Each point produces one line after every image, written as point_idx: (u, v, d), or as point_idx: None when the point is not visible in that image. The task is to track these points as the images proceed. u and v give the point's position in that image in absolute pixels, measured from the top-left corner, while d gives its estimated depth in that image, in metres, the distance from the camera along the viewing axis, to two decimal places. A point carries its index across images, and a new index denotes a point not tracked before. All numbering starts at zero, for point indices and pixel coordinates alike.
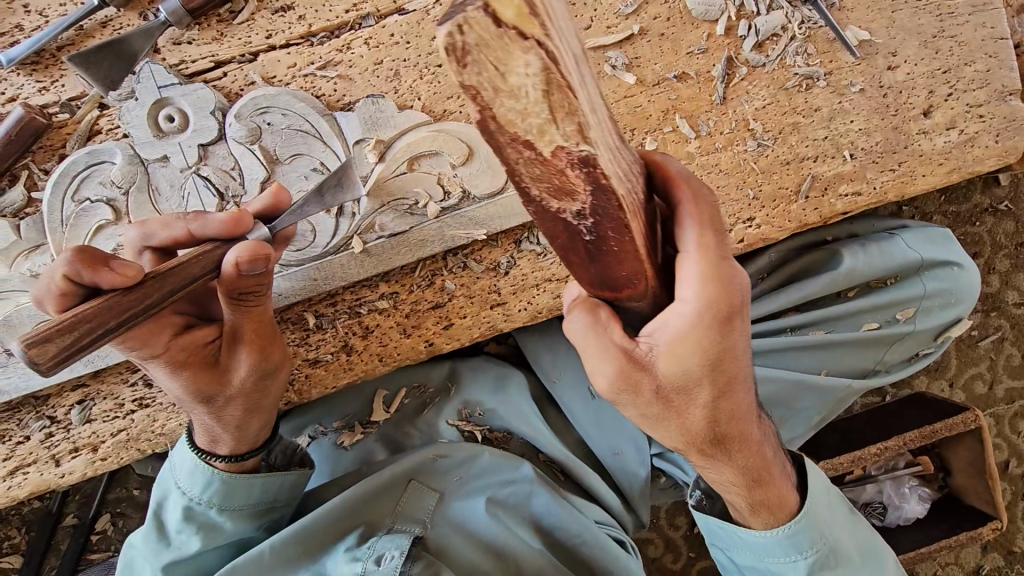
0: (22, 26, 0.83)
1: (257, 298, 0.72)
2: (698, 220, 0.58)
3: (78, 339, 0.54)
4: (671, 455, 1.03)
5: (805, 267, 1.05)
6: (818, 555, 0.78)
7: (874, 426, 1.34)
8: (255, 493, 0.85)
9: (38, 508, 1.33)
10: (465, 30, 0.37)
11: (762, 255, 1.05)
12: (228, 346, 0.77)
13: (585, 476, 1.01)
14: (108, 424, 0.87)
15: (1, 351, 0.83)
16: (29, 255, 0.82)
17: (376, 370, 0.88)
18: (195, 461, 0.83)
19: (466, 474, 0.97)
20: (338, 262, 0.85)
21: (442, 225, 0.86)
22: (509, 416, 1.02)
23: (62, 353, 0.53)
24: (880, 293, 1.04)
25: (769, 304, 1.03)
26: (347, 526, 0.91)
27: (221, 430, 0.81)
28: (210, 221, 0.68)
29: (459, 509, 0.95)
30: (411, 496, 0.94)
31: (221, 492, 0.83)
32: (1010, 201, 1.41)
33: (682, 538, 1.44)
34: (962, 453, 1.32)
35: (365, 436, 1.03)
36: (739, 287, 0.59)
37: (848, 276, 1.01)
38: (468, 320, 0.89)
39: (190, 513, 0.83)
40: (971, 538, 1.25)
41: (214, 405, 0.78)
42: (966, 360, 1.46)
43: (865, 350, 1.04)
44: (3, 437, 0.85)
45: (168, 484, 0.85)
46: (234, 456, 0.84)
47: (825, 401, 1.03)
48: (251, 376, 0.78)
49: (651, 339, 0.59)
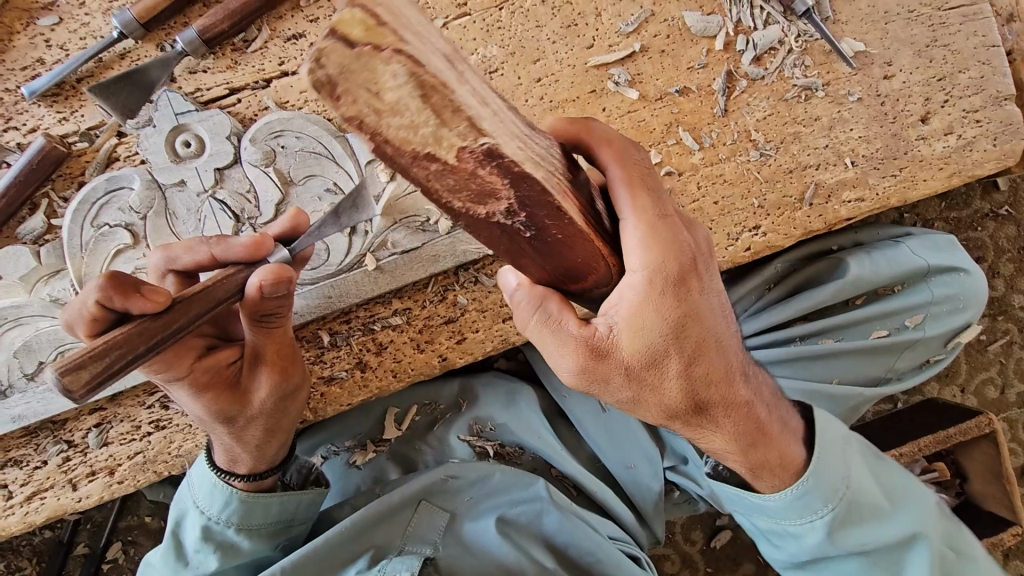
0: (44, 60, 0.86)
1: (280, 321, 0.73)
2: (628, 189, 0.59)
3: (110, 364, 0.56)
4: (684, 468, 1.04)
5: (811, 275, 1.06)
6: (836, 511, 0.77)
7: (888, 433, 1.33)
8: (274, 511, 0.85)
9: (48, 537, 1.32)
10: (323, 63, 0.40)
11: (768, 263, 1.07)
12: (249, 366, 0.78)
13: (598, 491, 1.01)
14: (125, 447, 0.87)
15: (19, 376, 0.83)
16: (49, 280, 0.83)
17: (391, 386, 0.88)
18: (214, 480, 0.82)
19: (477, 493, 0.96)
20: (352, 279, 0.86)
21: (453, 241, 0.87)
22: (520, 431, 1.02)
23: (95, 378, 0.55)
24: (888, 300, 1.04)
25: (778, 313, 1.04)
26: (359, 549, 0.91)
27: (241, 451, 0.82)
28: (232, 245, 0.70)
29: (470, 530, 0.95)
30: (422, 518, 0.94)
31: (240, 511, 0.83)
32: (1011, 206, 1.43)
33: (698, 553, 1.42)
34: (978, 458, 1.31)
35: (377, 454, 1.03)
36: (682, 245, 0.60)
37: (855, 284, 1.02)
38: (481, 333, 0.89)
39: (208, 532, 0.83)
40: (993, 545, 1.23)
41: (236, 425, 0.79)
42: (976, 365, 1.46)
43: (876, 357, 1.04)
44: (20, 462, 0.86)
45: (185, 502, 0.85)
46: (254, 475, 0.84)
47: (837, 409, 1.04)
48: (274, 399, 0.79)
49: (607, 318, 0.60)
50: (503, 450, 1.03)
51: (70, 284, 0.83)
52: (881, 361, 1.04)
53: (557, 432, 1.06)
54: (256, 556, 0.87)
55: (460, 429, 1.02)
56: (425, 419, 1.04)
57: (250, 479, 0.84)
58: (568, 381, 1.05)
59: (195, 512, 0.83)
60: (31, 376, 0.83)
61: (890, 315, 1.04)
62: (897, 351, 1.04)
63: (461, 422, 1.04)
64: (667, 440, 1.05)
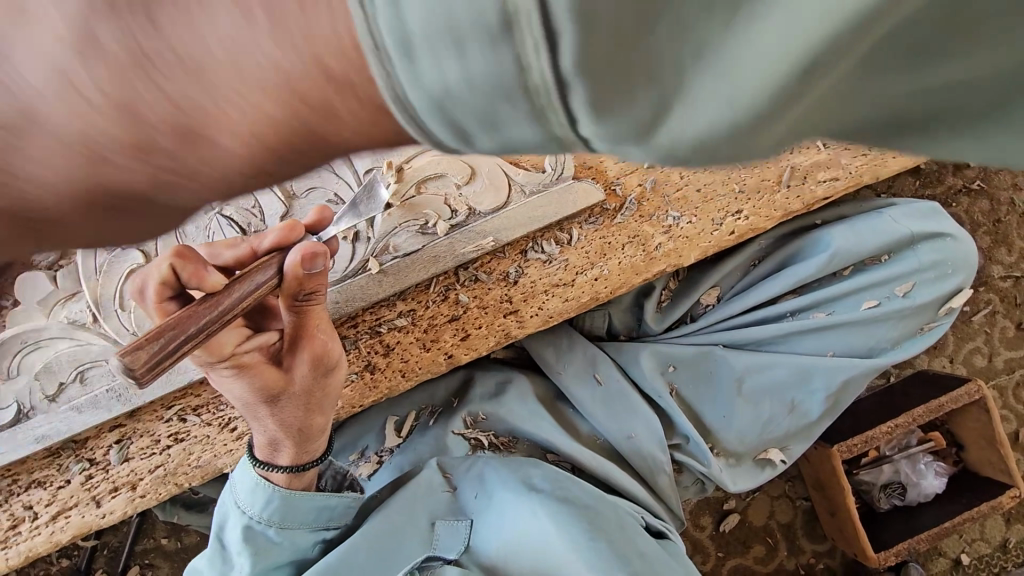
0: None
1: (317, 304, 0.75)
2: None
3: (166, 346, 0.54)
4: (689, 446, 1.09)
5: (794, 252, 1.12)
6: None
7: (883, 406, 1.37)
8: (311, 507, 0.89)
9: (66, 567, 1.32)
10: None
11: (754, 243, 1.13)
12: (289, 348, 0.81)
13: (602, 471, 1.05)
14: (146, 461, 0.89)
15: (40, 399, 0.85)
16: (66, 303, 0.86)
17: (400, 385, 0.92)
18: (255, 477, 0.85)
19: (483, 488, 1.02)
20: (357, 283, 0.90)
21: (452, 241, 0.91)
22: (511, 420, 1.07)
23: (152, 359, 0.52)
24: (874, 270, 1.09)
25: (770, 290, 1.09)
26: (385, 555, 0.94)
27: (283, 437, 0.85)
28: (265, 237, 0.74)
29: (485, 530, 0.98)
30: (444, 533, 0.98)
31: (280, 509, 0.87)
32: (982, 181, 1.49)
33: (709, 539, 1.45)
34: (970, 424, 1.36)
35: (382, 462, 1.10)
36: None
37: (840, 256, 1.07)
38: (483, 329, 0.93)
39: (250, 530, 0.86)
40: (992, 508, 1.27)
41: (276, 406, 0.81)
42: (963, 335, 1.51)
43: (869, 328, 1.09)
44: (44, 483, 0.88)
45: (228, 506, 0.89)
46: (294, 466, 0.87)
47: (838, 380, 1.07)
48: (313, 379, 0.81)
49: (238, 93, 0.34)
50: (500, 441, 1.09)
51: (87, 306, 0.86)
52: (874, 331, 1.09)
53: (556, 418, 1.09)
54: (293, 551, 0.91)
55: (456, 423, 1.08)
56: (425, 420, 1.11)
57: (290, 471, 0.87)
58: (564, 360, 1.09)
59: (237, 512, 0.86)
60: (52, 397, 0.85)
61: (878, 287, 1.08)
62: (888, 320, 1.08)
63: (459, 416, 1.09)
64: (673, 421, 1.09)
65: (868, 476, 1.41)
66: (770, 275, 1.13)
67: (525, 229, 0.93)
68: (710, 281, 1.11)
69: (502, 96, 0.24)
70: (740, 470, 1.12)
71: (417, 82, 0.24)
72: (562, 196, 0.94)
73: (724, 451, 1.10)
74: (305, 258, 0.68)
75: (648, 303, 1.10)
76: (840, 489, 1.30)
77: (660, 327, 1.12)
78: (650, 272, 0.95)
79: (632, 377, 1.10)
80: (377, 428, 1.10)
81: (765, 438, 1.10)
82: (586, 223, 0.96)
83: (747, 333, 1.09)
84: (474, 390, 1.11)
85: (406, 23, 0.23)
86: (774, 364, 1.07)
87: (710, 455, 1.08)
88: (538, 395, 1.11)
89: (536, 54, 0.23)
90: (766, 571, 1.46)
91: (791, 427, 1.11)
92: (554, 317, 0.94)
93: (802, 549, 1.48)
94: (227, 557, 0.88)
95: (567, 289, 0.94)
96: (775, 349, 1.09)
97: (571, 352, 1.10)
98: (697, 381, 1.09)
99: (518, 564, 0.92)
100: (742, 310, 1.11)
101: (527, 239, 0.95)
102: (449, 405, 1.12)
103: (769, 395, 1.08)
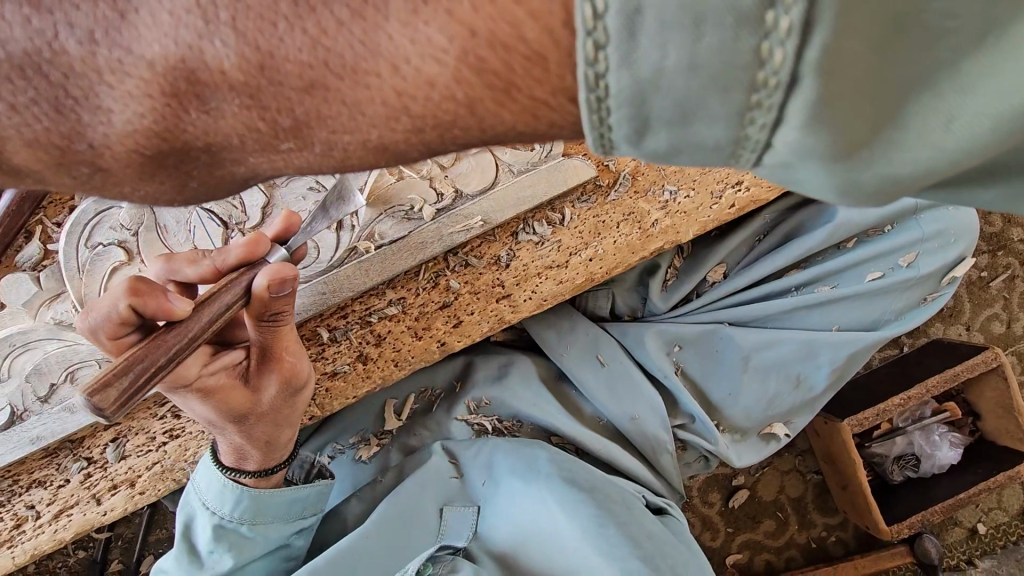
0: None
1: (286, 322, 0.75)
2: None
3: (136, 382, 0.57)
4: (696, 425, 1.07)
5: (798, 224, 1.08)
6: None
7: (895, 377, 1.34)
8: (283, 504, 0.91)
9: (83, 557, 1.35)
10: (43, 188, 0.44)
11: (758, 216, 1.08)
12: (256, 369, 0.80)
13: (608, 454, 1.03)
14: (143, 458, 0.89)
15: (35, 398, 0.85)
16: (51, 304, 0.85)
17: (393, 375, 0.90)
18: (223, 480, 0.86)
19: (490, 473, 1.01)
20: (344, 274, 0.87)
21: (439, 226, 0.88)
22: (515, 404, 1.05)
23: (122, 395, 0.55)
24: (882, 240, 1.04)
25: (775, 263, 1.05)
26: (391, 543, 0.93)
27: (251, 446, 0.86)
28: (229, 252, 0.72)
29: (492, 514, 0.98)
30: (451, 520, 0.98)
31: (250, 508, 0.89)
32: None
33: (718, 515, 1.44)
34: (987, 393, 1.32)
35: (382, 446, 1.08)
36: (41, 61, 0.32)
37: (845, 227, 1.03)
38: (476, 315, 0.90)
39: (222, 531, 0.88)
40: (1009, 478, 1.24)
41: (244, 423, 0.82)
42: (980, 302, 1.45)
43: (876, 301, 1.05)
44: (44, 482, 0.89)
45: (193, 504, 0.89)
46: (262, 470, 0.89)
47: (843, 355, 1.04)
48: (281, 398, 0.82)
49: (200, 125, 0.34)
50: (505, 423, 1.07)
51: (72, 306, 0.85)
52: (880, 303, 1.05)
53: (560, 402, 1.07)
54: (271, 547, 0.93)
55: (458, 408, 1.06)
56: (426, 403, 1.09)
57: (257, 475, 0.89)
58: (564, 341, 1.07)
59: (205, 514, 0.88)
60: (44, 399, 0.85)
61: (883, 257, 1.04)
62: (894, 292, 1.04)
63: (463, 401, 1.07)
64: (677, 401, 1.07)
65: (881, 448, 1.38)
66: (773, 249, 1.09)
67: (515, 211, 0.90)
68: (712, 258, 1.07)
69: (723, 96, 0.28)
70: (745, 446, 1.10)
71: (624, 69, 0.28)
72: (552, 175, 0.90)
73: (728, 427, 1.08)
74: (274, 282, 0.66)
75: (654, 281, 1.06)
76: (851, 462, 1.28)
77: (666, 305, 1.07)
78: (648, 249, 0.91)
79: (637, 358, 1.07)
80: (377, 418, 1.08)
81: (770, 414, 1.07)
82: (579, 201, 0.92)
83: (751, 309, 1.05)
84: (472, 374, 1.09)
85: (636, 61, 0.27)
86: (778, 340, 1.03)
87: (716, 431, 1.06)
88: (541, 375, 1.09)
89: (771, 90, 0.27)
90: (776, 545, 1.45)
91: (794, 402, 1.08)
92: (548, 300, 0.90)
93: (813, 523, 1.46)
94: (201, 560, 0.89)
95: (560, 271, 0.91)
96: (778, 324, 1.06)
97: (571, 334, 1.07)
98: (701, 359, 1.06)
99: (533, 559, 0.91)
100: (745, 285, 1.08)
101: (517, 221, 0.92)
102: (452, 389, 1.10)
103: (773, 371, 1.05)
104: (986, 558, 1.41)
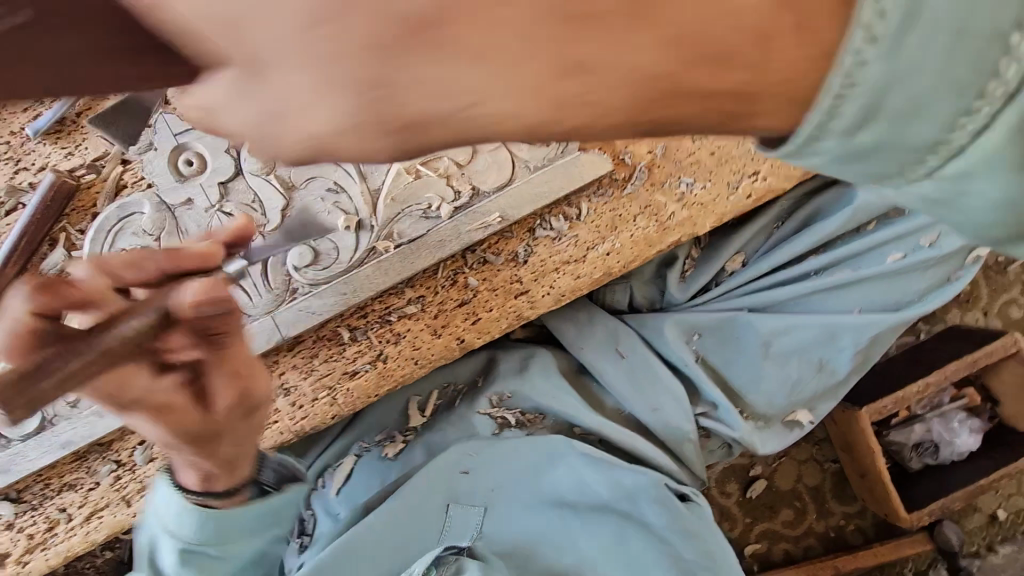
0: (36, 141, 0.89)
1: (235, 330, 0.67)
2: None
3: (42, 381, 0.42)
4: (720, 412, 1.06)
5: (816, 209, 1.08)
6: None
7: (913, 364, 1.33)
8: (244, 523, 0.84)
9: (110, 558, 1.38)
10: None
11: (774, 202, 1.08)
12: (204, 380, 0.73)
13: (632, 444, 1.03)
14: (171, 460, 0.91)
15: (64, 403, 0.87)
16: None
17: (413, 373, 0.92)
18: (178, 504, 0.80)
19: (502, 468, 1.00)
20: (365, 273, 0.87)
21: (456, 224, 0.88)
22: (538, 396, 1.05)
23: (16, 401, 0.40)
24: (902, 221, 1.04)
25: (793, 247, 1.05)
26: (408, 537, 0.95)
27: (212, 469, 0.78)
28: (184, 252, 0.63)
29: (508, 508, 0.99)
30: (456, 517, 0.98)
31: (213, 531, 0.82)
32: None
33: (736, 506, 1.44)
34: (1006, 378, 1.31)
35: (407, 443, 1.08)
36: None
37: (864, 208, 1.02)
38: (495, 312, 0.91)
39: (186, 553, 0.83)
40: None
41: (196, 441, 0.74)
42: (996, 287, 1.44)
43: (894, 283, 1.04)
44: (75, 485, 0.90)
45: (155, 528, 0.84)
46: (228, 490, 0.82)
47: (865, 336, 1.03)
48: (235, 415, 0.75)
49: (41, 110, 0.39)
50: (527, 417, 1.06)
51: None
52: (900, 285, 1.05)
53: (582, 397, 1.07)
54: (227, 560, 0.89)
55: (480, 403, 1.06)
56: (448, 399, 1.10)
57: (223, 496, 0.82)
58: (584, 335, 1.07)
59: (168, 538, 0.82)
60: (74, 403, 0.86)
61: (902, 238, 1.04)
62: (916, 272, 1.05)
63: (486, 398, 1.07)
64: (698, 388, 1.07)
65: (899, 435, 1.38)
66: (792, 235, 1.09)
67: (533, 206, 0.89)
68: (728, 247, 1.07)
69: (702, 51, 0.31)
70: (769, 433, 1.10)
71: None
72: (569, 170, 0.90)
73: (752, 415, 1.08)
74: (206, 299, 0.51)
75: (671, 272, 1.07)
76: (871, 450, 1.27)
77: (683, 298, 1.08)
78: (664, 242, 0.91)
79: (656, 347, 1.07)
80: (401, 415, 1.09)
81: (792, 399, 1.08)
82: (594, 195, 0.92)
83: (770, 294, 1.05)
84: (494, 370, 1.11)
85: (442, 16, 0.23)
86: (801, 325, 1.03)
87: (740, 420, 1.05)
88: (560, 368, 1.10)
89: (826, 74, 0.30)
90: (795, 534, 1.45)
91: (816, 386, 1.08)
92: (566, 295, 0.91)
93: (831, 512, 1.46)
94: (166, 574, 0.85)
95: (578, 266, 0.91)
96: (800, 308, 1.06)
97: (592, 328, 1.08)
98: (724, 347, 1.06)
99: (545, 557, 0.95)
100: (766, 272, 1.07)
101: (533, 216, 0.92)
102: (474, 385, 1.10)
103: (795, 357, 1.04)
104: (1007, 544, 1.41)
